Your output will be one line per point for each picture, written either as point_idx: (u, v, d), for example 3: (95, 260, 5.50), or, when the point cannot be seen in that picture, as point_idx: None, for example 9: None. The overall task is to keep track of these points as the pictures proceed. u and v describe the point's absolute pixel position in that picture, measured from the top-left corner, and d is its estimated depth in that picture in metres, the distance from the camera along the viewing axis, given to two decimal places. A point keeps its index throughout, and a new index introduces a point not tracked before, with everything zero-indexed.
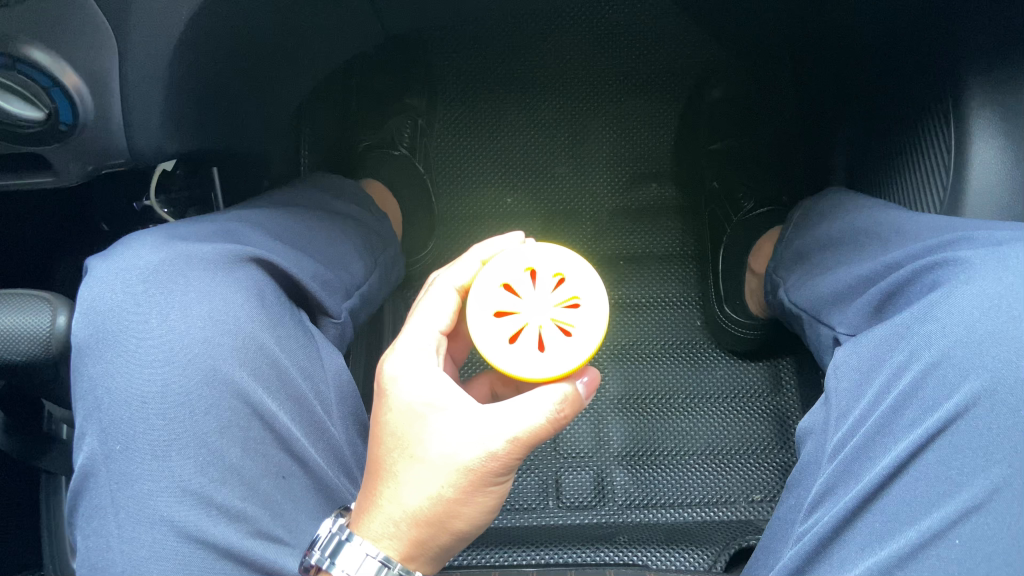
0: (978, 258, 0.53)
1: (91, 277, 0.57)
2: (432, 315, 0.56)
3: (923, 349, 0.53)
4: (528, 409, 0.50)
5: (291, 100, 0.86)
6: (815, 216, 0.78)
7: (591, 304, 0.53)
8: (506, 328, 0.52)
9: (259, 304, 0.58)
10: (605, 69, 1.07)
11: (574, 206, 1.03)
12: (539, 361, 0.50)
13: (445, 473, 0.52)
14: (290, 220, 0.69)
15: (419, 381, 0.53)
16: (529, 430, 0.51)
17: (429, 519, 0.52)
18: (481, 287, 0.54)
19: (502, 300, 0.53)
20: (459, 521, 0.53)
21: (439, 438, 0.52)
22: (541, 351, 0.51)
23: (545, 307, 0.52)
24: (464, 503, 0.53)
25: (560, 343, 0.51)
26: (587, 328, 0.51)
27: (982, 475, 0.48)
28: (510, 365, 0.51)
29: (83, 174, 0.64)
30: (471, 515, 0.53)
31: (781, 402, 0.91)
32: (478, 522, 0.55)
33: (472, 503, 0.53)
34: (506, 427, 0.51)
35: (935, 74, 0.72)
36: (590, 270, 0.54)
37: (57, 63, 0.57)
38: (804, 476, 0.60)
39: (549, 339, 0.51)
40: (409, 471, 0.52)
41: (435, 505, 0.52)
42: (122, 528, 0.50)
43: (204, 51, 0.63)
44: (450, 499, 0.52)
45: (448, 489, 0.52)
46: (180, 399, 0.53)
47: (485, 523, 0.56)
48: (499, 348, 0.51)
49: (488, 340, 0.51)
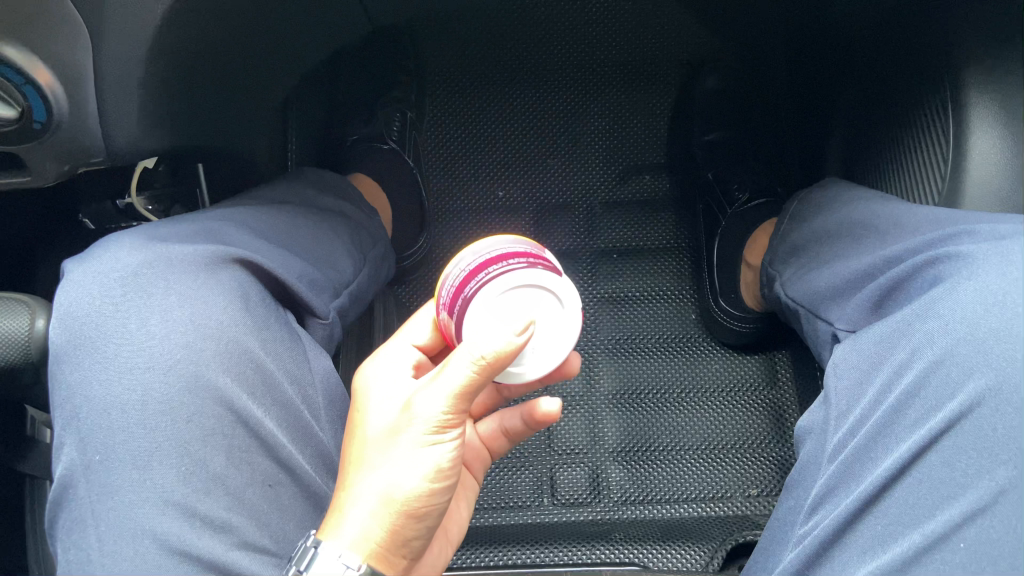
0: (980, 253, 0.52)
1: (66, 281, 0.55)
2: (413, 329, 0.61)
3: (925, 346, 0.52)
4: (455, 356, 0.48)
5: (276, 93, 0.83)
6: (813, 208, 0.77)
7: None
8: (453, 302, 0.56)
9: (242, 307, 0.56)
10: (597, 59, 1.05)
11: (567, 199, 1.01)
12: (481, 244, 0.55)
13: (389, 436, 0.52)
14: (274, 217, 0.67)
15: (389, 384, 0.56)
16: (460, 388, 0.48)
17: (379, 498, 0.50)
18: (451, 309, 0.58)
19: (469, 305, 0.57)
20: (409, 496, 0.50)
21: (377, 413, 0.54)
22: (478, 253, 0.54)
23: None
24: (408, 475, 0.50)
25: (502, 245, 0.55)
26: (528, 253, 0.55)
27: (987, 477, 0.47)
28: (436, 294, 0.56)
29: (60, 173, 0.62)
30: (414, 489, 0.50)
31: (776, 395, 0.90)
32: (430, 502, 0.51)
33: (415, 476, 0.50)
34: (437, 385, 0.49)
35: (936, 62, 0.71)
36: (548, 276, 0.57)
37: (30, 59, 0.54)
38: (803, 476, 0.59)
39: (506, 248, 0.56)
40: (358, 449, 0.53)
41: (382, 480, 0.50)
42: (102, 541, 0.49)
43: (182, 43, 0.61)
44: (392, 470, 0.50)
45: (389, 459, 0.51)
46: (161, 407, 0.51)
47: (439, 502, 0.52)
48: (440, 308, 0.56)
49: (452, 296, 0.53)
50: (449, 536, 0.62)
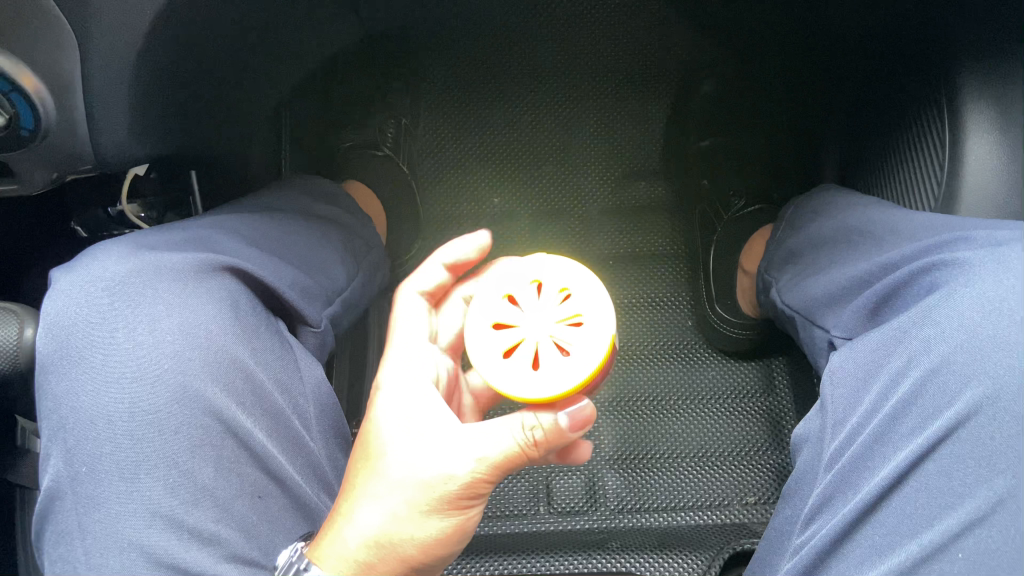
0: (977, 259, 0.52)
1: (53, 289, 0.54)
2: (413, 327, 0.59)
3: (922, 355, 0.51)
4: (510, 421, 0.50)
5: (267, 99, 0.83)
6: (808, 215, 0.76)
7: (534, 267, 0.52)
8: (502, 342, 0.50)
9: (233, 315, 0.56)
10: (593, 65, 1.04)
11: (562, 205, 1.01)
12: (588, 360, 0.48)
13: (405, 479, 0.50)
14: (266, 224, 0.67)
15: (402, 399, 0.54)
16: (505, 453, 0.50)
17: (391, 542, 0.50)
18: (477, 328, 0.51)
19: (502, 310, 0.51)
20: (413, 541, 0.51)
21: (390, 438, 0.52)
22: (534, 369, 0.48)
23: (539, 318, 0.50)
24: (425, 527, 0.51)
25: (555, 361, 0.48)
26: (585, 349, 0.48)
27: (985, 486, 0.47)
28: (508, 385, 0.48)
29: (49, 181, 0.62)
30: (428, 540, 0.51)
31: (774, 402, 0.89)
32: (440, 553, 0.52)
33: (431, 529, 0.51)
34: (477, 446, 0.50)
35: (931, 68, 0.70)
36: (599, 288, 0.51)
37: (15, 65, 0.54)
38: (800, 485, 0.58)
39: (595, 333, 0.49)
40: (367, 484, 0.51)
41: (397, 528, 0.50)
42: (89, 554, 0.48)
43: (172, 50, 0.60)
44: (409, 518, 0.50)
45: (402, 503, 0.50)
46: (148, 417, 0.51)
47: (450, 554, 0.53)
48: (492, 362, 0.50)
49: (509, 381, 0.48)
50: None
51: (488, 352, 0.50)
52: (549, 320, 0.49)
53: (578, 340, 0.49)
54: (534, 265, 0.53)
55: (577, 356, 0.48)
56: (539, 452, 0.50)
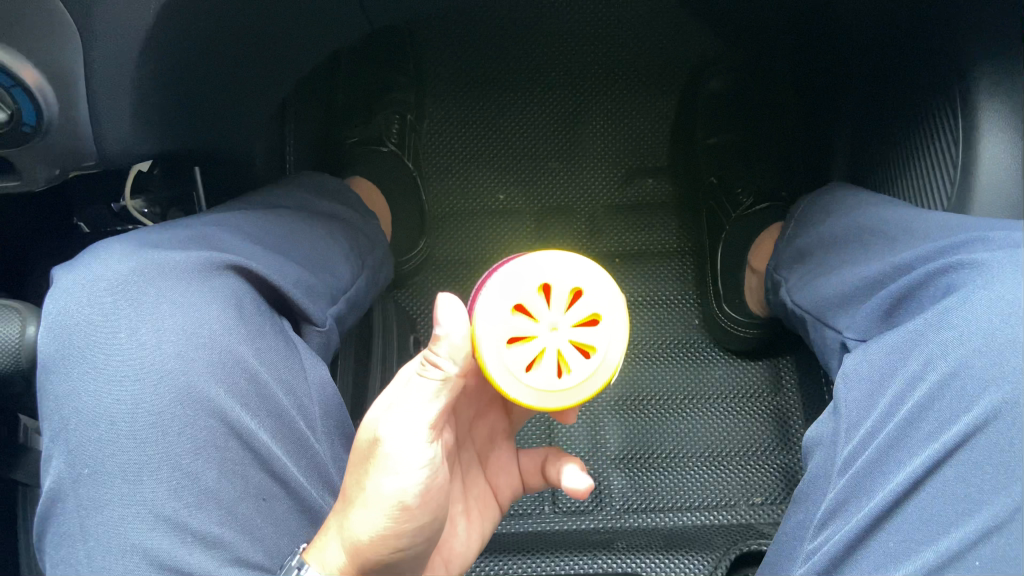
0: (994, 261, 0.51)
1: (55, 288, 0.53)
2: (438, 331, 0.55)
3: (939, 357, 0.51)
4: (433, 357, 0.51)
5: (271, 95, 0.82)
6: (819, 214, 0.75)
7: (610, 316, 0.48)
8: (555, 295, 0.47)
9: (236, 315, 0.55)
10: (599, 60, 1.03)
11: (568, 203, 1.00)
12: (492, 359, 0.47)
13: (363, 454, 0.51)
14: (270, 221, 0.66)
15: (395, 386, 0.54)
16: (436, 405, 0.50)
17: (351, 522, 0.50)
18: (572, 274, 0.47)
19: (580, 305, 0.47)
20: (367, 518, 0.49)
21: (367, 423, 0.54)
22: (516, 313, 0.47)
23: (559, 327, 0.47)
24: (375, 501, 0.50)
25: (513, 331, 0.47)
26: (509, 361, 0.47)
27: (1004, 493, 0.46)
28: (504, 289, 0.47)
29: (51, 177, 0.61)
30: (381, 528, 0.50)
31: (782, 402, 0.88)
32: (395, 541, 0.51)
33: (385, 503, 0.50)
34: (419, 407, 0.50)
35: (944, 65, 0.69)
36: (558, 397, 0.47)
37: (16, 59, 0.54)
38: (812, 489, 0.58)
39: (535, 392, 0.47)
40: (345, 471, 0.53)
41: (355, 504, 0.50)
42: (92, 557, 0.48)
43: (175, 46, 0.59)
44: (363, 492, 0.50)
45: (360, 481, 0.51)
46: (150, 419, 0.50)
47: (405, 544, 0.52)
48: (534, 280, 0.47)
49: (501, 295, 0.47)
50: (449, 567, 0.60)
51: (531, 273, 0.47)
52: (560, 341, 0.47)
53: (517, 359, 0.47)
54: (616, 321, 0.48)
55: (511, 366, 0.47)
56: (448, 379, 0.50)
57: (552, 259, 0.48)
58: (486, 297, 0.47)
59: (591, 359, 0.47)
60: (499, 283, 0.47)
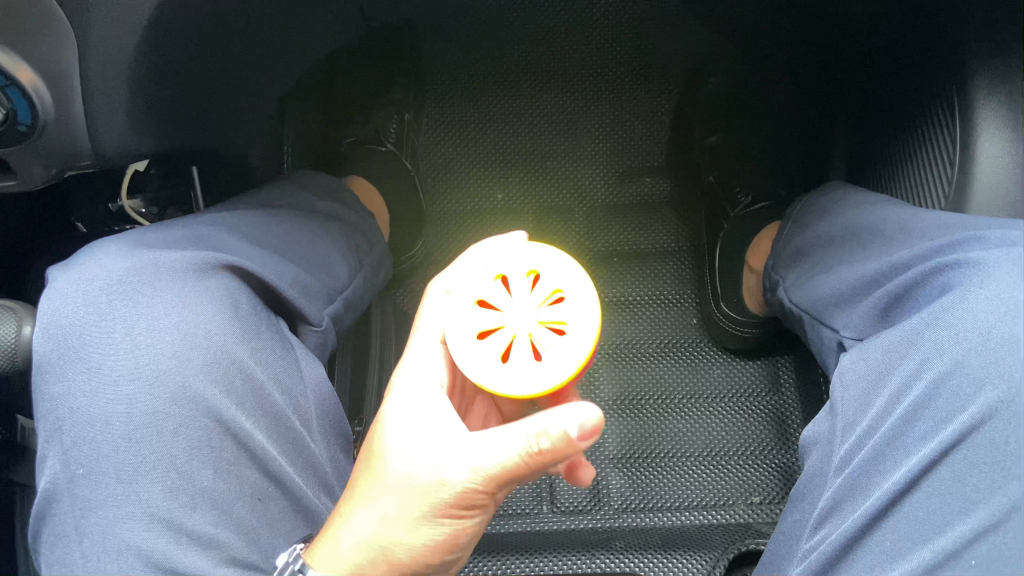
0: (991, 259, 0.50)
1: (50, 288, 0.53)
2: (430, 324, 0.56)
3: (934, 357, 0.50)
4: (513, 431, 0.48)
5: (268, 95, 0.82)
6: (816, 213, 0.75)
7: (577, 332, 0.48)
8: (542, 286, 0.50)
9: (232, 314, 0.55)
10: (598, 60, 1.03)
11: (566, 202, 1.00)
12: (456, 314, 0.51)
13: (401, 487, 0.50)
14: (266, 221, 0.66)
15: (414, 402, 0.53)
16: (504, 464, 0.48)
17: (382, 545, 0.50)
18: (566, 278, 0.50)
19: (558, 308, 0.49)
20: (404, 544, 0.50)
21: (397, 443, 0.51)
22: (498, 284, 0.50)
23: (528, 313, 0.49)
24: (417, 534, 0.50)
25: (488, 297, 0.50)
26: (467, 322, 0.50)
27: (999, 493, 0.46)
28: (500, 263, 0.51)
29: (47, 177, 0.61)
30: (420, 548, 0.51)
31: (780, 401, 0.88)
32: (432, 561, 0.52)
33: (423, 536, 0.50)
34: (477, 453, 0.49)
35: (941, 64, 0.69)
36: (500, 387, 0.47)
37: (12, 59, 0.54)
38: (809, 489, 0.58)
39: (476, 363, 0.49)
40: (366, 488, 0.51)
41: (389, 533, 0.50)
42: (86, 557, 0.48)
43: (171, 46, 0.59)
44: (401, 525, 0.50)
45: (400, 513, 0.50)
46: (145, 419, 0.50)
47: (443, 564, 0.53)
48: (529, 266, 0.51)
49: (496, 269, 0.51)
50: None
51: (530, 262, 0.51)
52: (527, 326, 0.48)
53: (476, 319, 0.50)
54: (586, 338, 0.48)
55: (471, 326, 0.50)
56: (544, 464, 0.48)
57: (554, 256, 0.51)
58: (482, 262, 0.52)
59: (540, 363, 0.47)
60: (496, 258, 0.52)
